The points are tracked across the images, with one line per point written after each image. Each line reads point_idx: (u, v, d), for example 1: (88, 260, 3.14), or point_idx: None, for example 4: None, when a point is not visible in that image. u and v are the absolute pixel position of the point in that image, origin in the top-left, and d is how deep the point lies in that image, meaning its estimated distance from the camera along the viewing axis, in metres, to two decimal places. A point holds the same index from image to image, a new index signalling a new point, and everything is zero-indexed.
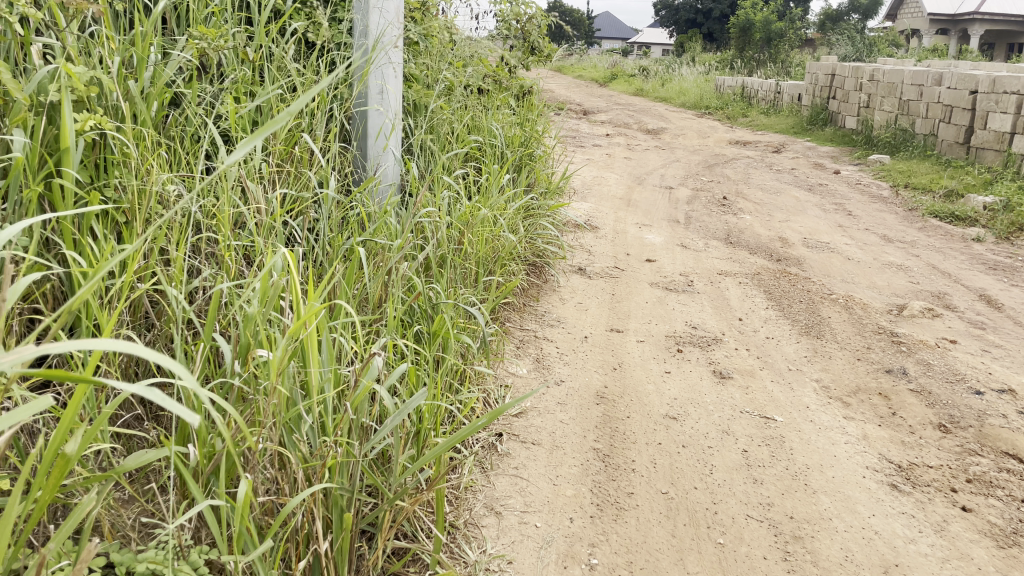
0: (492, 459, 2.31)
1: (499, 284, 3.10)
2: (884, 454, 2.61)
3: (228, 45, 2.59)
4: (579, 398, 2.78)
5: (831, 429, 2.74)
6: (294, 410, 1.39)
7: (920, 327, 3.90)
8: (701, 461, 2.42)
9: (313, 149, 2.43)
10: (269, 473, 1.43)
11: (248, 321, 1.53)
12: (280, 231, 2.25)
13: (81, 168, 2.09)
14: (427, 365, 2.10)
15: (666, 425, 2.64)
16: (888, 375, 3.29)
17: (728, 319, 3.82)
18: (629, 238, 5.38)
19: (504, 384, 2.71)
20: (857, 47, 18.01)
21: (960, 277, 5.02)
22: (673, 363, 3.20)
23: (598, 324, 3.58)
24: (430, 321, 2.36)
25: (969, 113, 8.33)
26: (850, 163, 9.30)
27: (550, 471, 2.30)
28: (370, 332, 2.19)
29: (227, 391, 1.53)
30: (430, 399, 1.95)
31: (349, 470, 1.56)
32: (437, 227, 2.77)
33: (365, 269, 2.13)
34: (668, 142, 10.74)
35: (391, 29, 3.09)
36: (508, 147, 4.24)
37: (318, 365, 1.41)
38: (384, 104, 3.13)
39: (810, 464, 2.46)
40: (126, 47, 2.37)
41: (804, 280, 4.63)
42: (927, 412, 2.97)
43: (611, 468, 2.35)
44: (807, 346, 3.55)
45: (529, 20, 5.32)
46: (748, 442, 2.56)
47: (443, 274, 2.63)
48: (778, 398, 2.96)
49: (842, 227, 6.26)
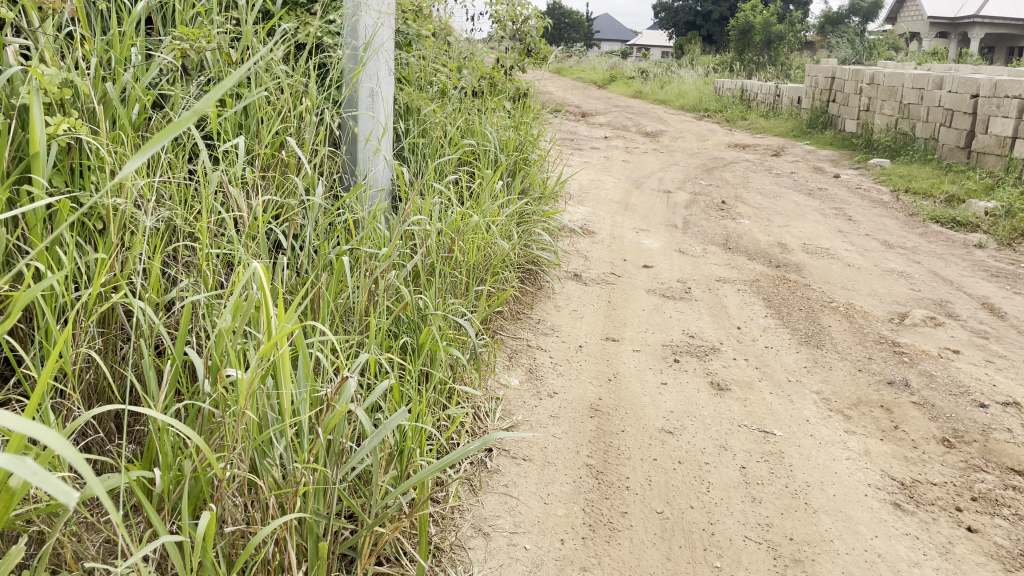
0: (481, 476, 2.23)
1: (492, 293, 3.03)
2: (887, 470, 2.53)
3: (212, 45, 2.51)
4: (573, 411, 2.70)
5: (832, 444, 2.66)
6: (265, 433, 1.32)
7: (922, 337, 3.82)
8: (697, 478, 2.34)
9: (299, 154, 2.35)
10: (238, 500, 1.35)
11: (219, 335, 1.47)
12: (262, 239, 2.16)
13: (56, 174, 2.00)
14: (412, 382, 2.02)
15: (662, 439, 2.56)
16: (890, 387, 3.21)
17: (726, 328, 3.74)
18: (626, 244, 5.29)
19: (496, 398, 2.65)
20: (857, 50, 17.96)
21: (962, 284, 4.95)
22: (670, 374, 3.12)
23: (592, 333, 3.50)
24: (418, 333, 2.28)
25: (970, 117, 8.27)
26: (850, 167, 9.23)
27: (541, 489, 2.22)
28: (354, 346, 2.10)
29: (197, 411, 1.46)
30: (414, 418, 1.87)
31: (326, 496, 1.49)
32: (427, 234, 2.68)
33: (349, 279, 2.05)
34: (668, 145, 10.65)
35: (383, 30, 3.01)
36: (503, 152, 4.17)
37: (291, 386, 1.34)
38: (376, 108, 3.05)
39: (810, 481, 2.39)
40: (104, 48, 2.28)
41: (804, 287, 4.55)
42: (930, 426, 2.89)
43: (605, 485, 2.27)
44: (807, 356, 3.47)
45: (525, 21, 5.24)
46: (746, 458, 2.49)
47: (433, 283, 2.53)
48: (778, 411, 2.88)
49: (843, 232, 6.19)
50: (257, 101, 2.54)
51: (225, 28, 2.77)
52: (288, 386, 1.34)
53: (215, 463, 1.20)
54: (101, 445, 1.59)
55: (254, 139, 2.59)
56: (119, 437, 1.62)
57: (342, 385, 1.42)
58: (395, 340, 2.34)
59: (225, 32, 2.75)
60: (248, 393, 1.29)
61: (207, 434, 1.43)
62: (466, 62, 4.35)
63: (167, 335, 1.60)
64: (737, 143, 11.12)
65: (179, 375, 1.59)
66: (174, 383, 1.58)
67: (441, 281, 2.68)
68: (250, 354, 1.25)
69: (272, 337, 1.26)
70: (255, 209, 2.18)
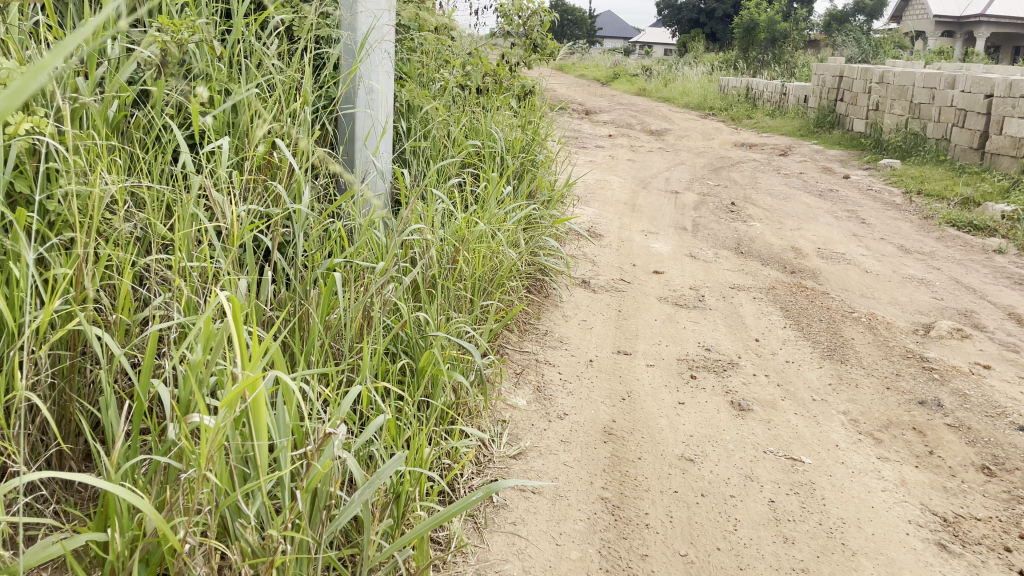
0: (487, 513, 2.03)
1: (498, 307, 2.82)
2: (927, 504, 2.33)
3: (195, 37, 2.31)
4: (585, 436, 2.50)
5: (866, 474, 2.46)
6: (235, 496, 1.13)
7: (951, 351, 3.61)
8: (723, 514, 2.14)
9: (287, 156, 2.14)
10: (205, 571, 1.16)
11: (189, 371, 1.29)
12: (249, 252, 1.97)
13: (17, 177, 1.81)
14: (410, 414, 1.83)
15: (682, 468, 2.36)
16: (921, 407, 3.00)
17: (744, 340, 3.53)
18: (634, 247, 5.10)
19: (502, 421, 2.49)
20: (863, 49, 17.75)
21: (986, 292, 4.73)
22: (687, 393, 2.91)
23: (603, 345, 3.30)
24: (418, 355, 2.10)
25: (985, 117, 8.04)
26: (860, 167, 9.01)
27: (552, 527, 2.02)
28: (348, 375, 1.91)
29: (160, 460, 1.27)
30: (413, 461, 1.67)
31: (309, 563, 1.29)
32: (428, 245, 2.47)
33: (340, 298, 1.84)
34: (673, 144, 10.44)
35: (384, 21, 2.81)
36: (509, 152, 3.97)
37: (267, 439, 1.16)
38: (374, 106, 2.84)
39: (846, 518, 2.18)
40: (75, 40, 2.08)
41: (823, 295, 4.34)
42: (968, 451, 2.69)
43: (622, 523, 2.07)
44: (831, 373, 3.26)
45: (531, 16, 5.04)
46: (775, 490, 2.28)
47: (436, 298, 2.32)
48: (804, 435, 2.68)
49: (857, 236, 5.97)
50: (245, 97, 2.34)
51: (213, 21, 2.58)
52: (264, 438, 1.15)
53: (169, 538, 1.02)
54: (45, 503, 1.41)
55: (244, 139, 2.39)
56: (69, 491, 1.45)
57: (326, 437, 1.24)
58: (393, 362, 2.13)
59: (212, 25, 2.54)
60: (212, 451, 1.10)
61: (171, 487, 1.25)
62: (468, 59, 4.15)
63: (130, 367, 1.41)
64: (744, 142, 10.90)
65: (144, 412, 1.40)
66: (137, 423, 1.39)
67: (443, 297, 2.46)
68: (210, 404, 1.07)
69: (239, 384, 1.08)
70: (240, 219, 1.99)
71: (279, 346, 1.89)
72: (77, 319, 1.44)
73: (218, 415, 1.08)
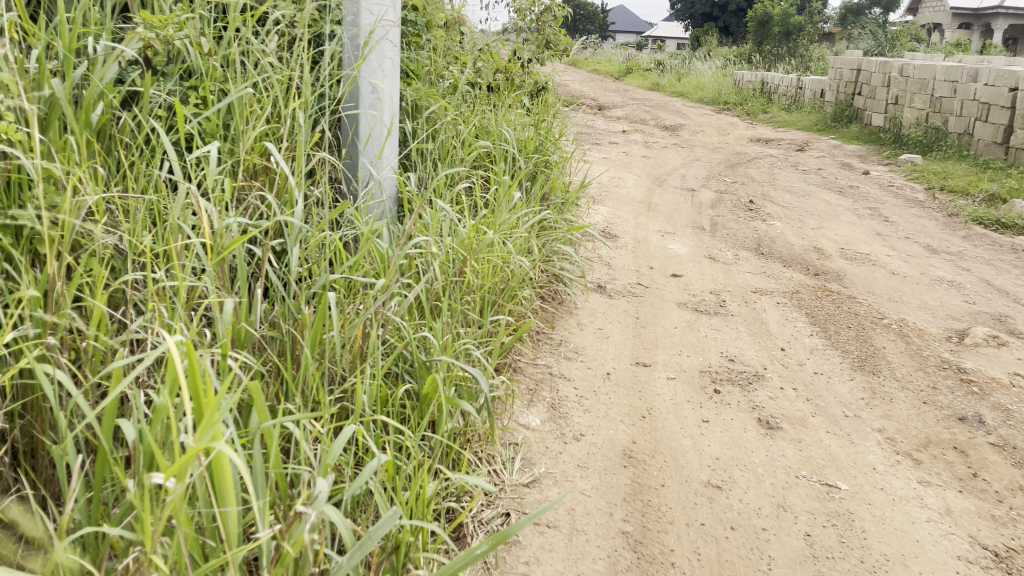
0: (498, 552, 1.87)
1: (509, 320, 2.67)
2: (975, 536, 2.14)
3: (183, 33, 2.11)
4: (603, 460, 2.33)
5: (908, 502, 2.27)
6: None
7: (988, 360, 3.41)
8: (755, 550, 1.96)
9: (282, 164, 1.94)
10: None
11: (155, 416, 1.16)
12: (238, 268, 1.79)
13: None
14: (411, 444, 1.71)
15: (709, 497, 2.18)
16: (961, 424, 2.81)
17: (769, 350, 3.35)
18: (651, 249, 4.91)
19: (514, 443, 2.34)
20: (880, 42, 17.43)
21: (1019, 295, 4.51)
22: (711, 410, 2.73)
23: (621, 356, 3.13)
24: (421, 378, 1.95)
25: (1009, 111, 7.79)
26: (879, 163, 8.76)
27: (569, 568, 1.85)
28: (342, 408, 1.79)
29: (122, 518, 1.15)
30: (411, 509, 1.54)
31: None
32: (433, 257, 2.31)
33: (332, 323, 1.66)
34: (688, 140, 10.23)
35: (388, 15, 2.61)
36: (521, 153, 3.81)
37: (233, 506, 1.02)
38: (379, 107, 2.66)
39: (889, 554, 2.00)
40: (50, 39, 1.88)
41: (850, 300, 4.14)
42: (1015, 474, 2.50)
43: (645, 561, 1.90)
44: (863, 386, 3.07)
45: (544, 10, 4.86)
46: (810, 522, 2.10)
47: (439, 316, 2.16)
48: (839, 457, 2.50)
49: (882, 235, 5.75)
50: (239, 99, 2.16)
51: (208, 19, 2.40)
52: (230, 505, 1.02)
53: None
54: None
55: (237, 142, 2.22)
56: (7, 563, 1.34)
57: (299, 513, 1.09)
58: (395, 384, 2.01)
59: (204, 18, 2.35)
60: (161, 526, 0.95)
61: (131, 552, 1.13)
62: (479, 55, 3.98)
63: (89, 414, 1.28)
64: (760, 137, 10.67)
65: (103, 469, 1.27)
66: (92, 482, 1.26)
67: (448, 314, 2.30)
68: (157, 473, 0.94)
69: (190, 449, 0.94)
70: (226, 233, 1.81)
71: (270, 371, 1.76)
72: (32, 364, 1.30)
73: (168, 483, 0.95)
